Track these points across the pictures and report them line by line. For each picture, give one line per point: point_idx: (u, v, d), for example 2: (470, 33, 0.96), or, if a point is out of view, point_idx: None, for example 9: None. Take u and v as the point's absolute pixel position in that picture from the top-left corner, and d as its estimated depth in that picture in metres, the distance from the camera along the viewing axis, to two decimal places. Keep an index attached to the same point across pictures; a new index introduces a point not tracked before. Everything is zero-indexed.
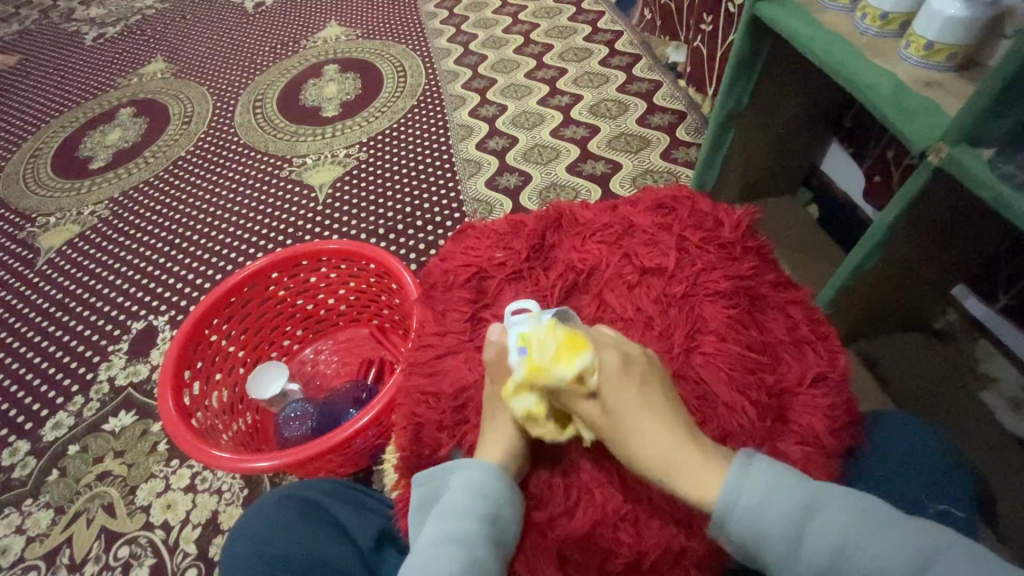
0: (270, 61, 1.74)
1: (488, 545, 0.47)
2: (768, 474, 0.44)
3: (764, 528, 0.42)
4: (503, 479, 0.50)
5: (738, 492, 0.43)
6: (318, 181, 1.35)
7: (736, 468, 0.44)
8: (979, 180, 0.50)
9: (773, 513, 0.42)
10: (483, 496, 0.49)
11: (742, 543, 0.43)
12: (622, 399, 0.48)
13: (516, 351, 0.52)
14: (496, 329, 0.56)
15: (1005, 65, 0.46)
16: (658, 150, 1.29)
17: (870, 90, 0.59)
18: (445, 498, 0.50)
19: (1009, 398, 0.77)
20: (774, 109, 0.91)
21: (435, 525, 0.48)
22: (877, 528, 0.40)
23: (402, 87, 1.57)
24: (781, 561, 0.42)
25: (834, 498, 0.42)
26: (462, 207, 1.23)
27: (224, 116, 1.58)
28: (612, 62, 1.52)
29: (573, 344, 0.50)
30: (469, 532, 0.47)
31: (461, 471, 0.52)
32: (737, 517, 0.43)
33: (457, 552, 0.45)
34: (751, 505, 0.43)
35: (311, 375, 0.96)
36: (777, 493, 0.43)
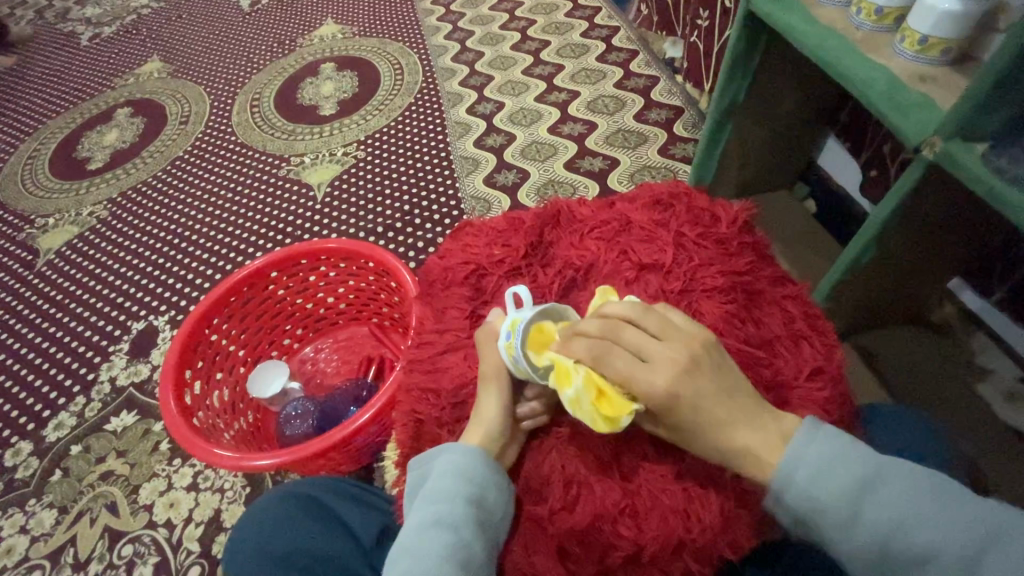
0: (266, 60, 1.74)
1: (475, 528, 0.48)
2: (833, 449, 0.45)
3: (824, 500, 0.44)
4: (484, 461, 0.51)
5: (799, 466, 0.45)
6: (316, 179, 1.35)
7: (798, 443, 0.46)
8: (972, 174, 0.50)
9: (833, 486, 0.44)
10: (467, 480, 0.50)
11: (803, 513, 0.45)
12: (678, 419, 0.46)
13: (504, 336, 0.54)
14: (495, 313, 0.58)
15: (998, 59, 0.46)
16: (656, 146, 1.29)
17: (864, 85, 0.60)
18: (438, 484, 0.51)
19: (1005, 390, 0.77)
20: (770, 105, 0.92)
21: (424, 508, 0.50)
22: (940, 507, 0.42)
23: (399, 85, 1.56)
24: (836, 528, 0.44)
25: (894, 473, 0.44)
26: (460, 204, 1.23)
27: (221, 115, 1.58)
28: (609, 58, 1.52)
29: (608, 398, 0.47)
30: (456, 516, 0.48)
31: (447, 455, 0.52)
32: (796, 488, 0.45)
33: (445, 536, 0.48)
34: (816, 478, 0.45)
35: (311, 374, 0.97)
36: (840, 467, 0.44)
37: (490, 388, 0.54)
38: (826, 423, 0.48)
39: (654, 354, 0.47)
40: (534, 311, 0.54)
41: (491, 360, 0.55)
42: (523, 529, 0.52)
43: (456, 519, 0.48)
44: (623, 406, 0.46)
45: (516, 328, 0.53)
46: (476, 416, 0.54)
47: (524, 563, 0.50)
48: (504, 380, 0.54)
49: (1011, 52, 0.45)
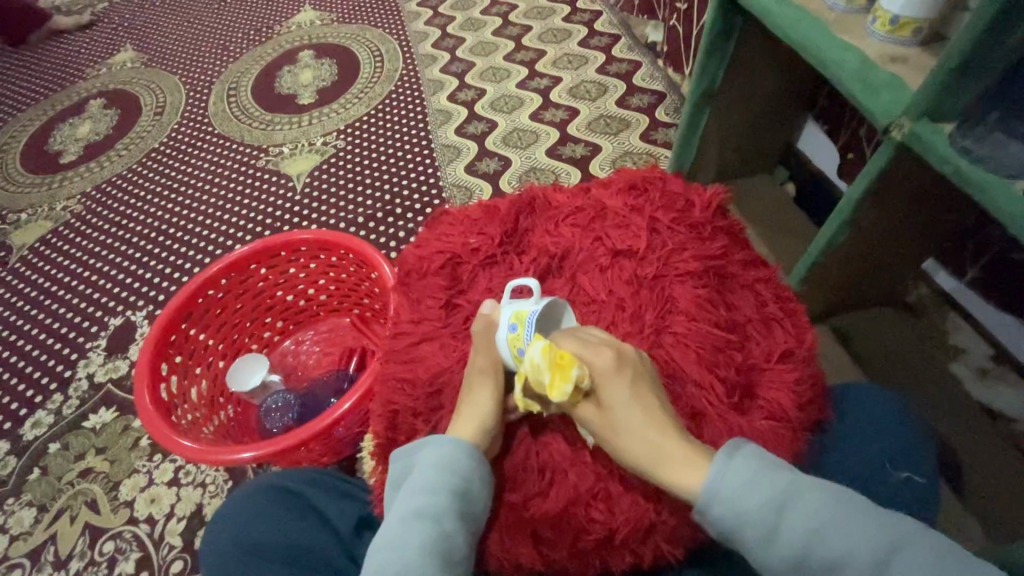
0: (242, 49, 1.70)
1: (458, 519, 0.48)
2: (752, 466, 0.45)
3: (744, 515, 0.44)
4: (471, 453, 0.51)
5: (722, 482, 0.45)
6: (295, 170, 1.33)
7: (721, 459, 0.46)
8: (939, 154, 0.50)
9: (754, 500, 0.44)
10: (452, 473, 0.50)
11: (727, 528, 0.45)
12: (614, 397, 0.49)
13: (506, 327, 0.54)
14: (488, 303, 0.58)
15: (964, 37, 0.46)
16: (638, 132, 1.28)
17: (836, 67, 0.59)
18: (422, 474, 0.51)
19: (976, 366, 0.79)
20: (748, 88, 0.91)
21: (408, 500, 0.50)
22: (856, 517, 0.42)
23: (379, 72, 1.54)
24: (758, 544, 0.43)
25: (811, 486, 0.44)
26: (441, 192, 1.22)
27: (198, 106, 1.55)
28: (591, 42, 1.51)
29: (563, 365, 0.49)
30: (439, 507, 0.48)
31: (433, 447, 0.52)
32: (720, 504, 0.44)
33: (427, 527, 0.47)
34: (736, 494, 0.44)
35: (293, 366, 0.96)
36: (760, 482, 0.44)
37: (477, 378, 0.54)
38: (745, 444, 0.47)
39: (601, 339, 0.51)
40: (536, 304, 0.55)
41: (482, 349, 0.56)
42: (501, 517, 0.52)
43: (434, 508, 0.48)
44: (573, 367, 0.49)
45: (523, 319, 0.53)
46: (467, 409, 0.53)
47: (502, 554, 0.51)
48: (498, 375, 0.55)
49: (977, 30, 0.45)
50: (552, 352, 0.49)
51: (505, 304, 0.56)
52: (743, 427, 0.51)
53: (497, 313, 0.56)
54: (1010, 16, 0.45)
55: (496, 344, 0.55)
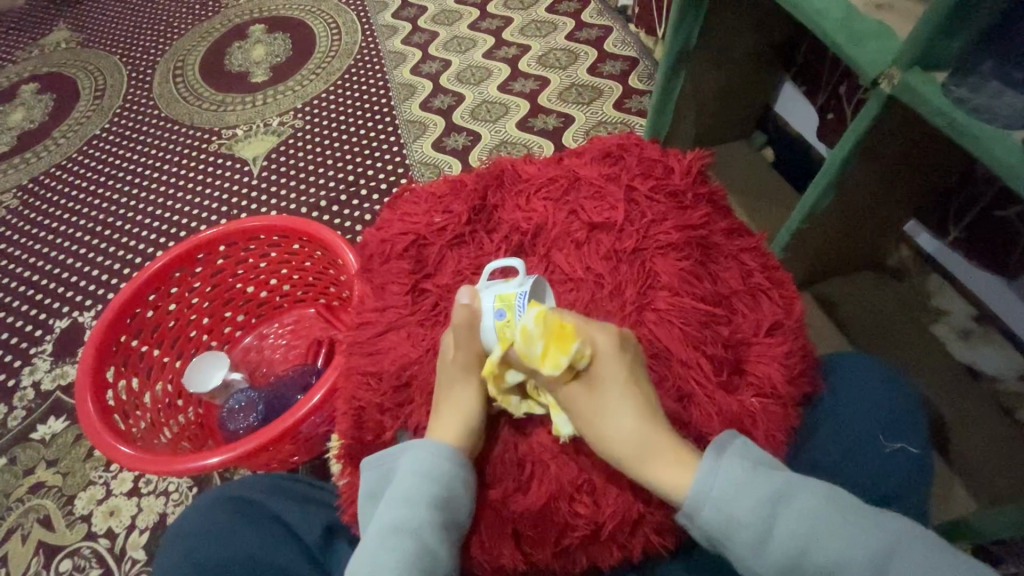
0: (188, 25, 1.60)
1: (437, 529, 0.45)
2: (740, 467, 0.43)
3: (735, 520, 0.41)
4: (455, 458, 0.47)
5: (711, 484, 0.43)
6: (251, 153, 1.25)
7: (710, 459, 0.44)
8: (932, 106, 0.46)
9: (743, 503, 0.42)
10: (434, 481, 0.46)
11: (716, 534, 0.42)
12: (611, 380, 0.46)
13: (493, 313, 0.50)
14: (465, 291, 0.52)
15: None
16: (611, 99, 1.23)
17: (817, 16, 0.54)
18: (401, 485, 0.47)
19: (959, 330, 0.78)
20: (723, 48, 0.87)
21: (385, 513, 0.46)
22: (848, 519, 0.40)
23: (336, 46, 1.46)
24: (749, 552, 0.41)
25: (802, 487, 0.42)
26: (408, 171, 1.16)
27: (141, 87, 1.45)
28: (559, 8, 1.44)
29: (563, 334, 0.46)
30: (420, 520, 0.45)
31: (412, 454, 0.49)
32: (709, 509, 0.42)
33: (406, 543, 0.43)
34: (725, 498, 0.42)
35: (256, 362, 0.89)
36: (749, 484, 0.42)
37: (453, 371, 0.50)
38: (729, 444, 0.45)
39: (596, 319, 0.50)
40: (521, 285, 0.51)
41: (456, 337, 0.51)
42: (481, 518, 0.48)
43: (412, 522, 0.45)
44: (570, 346, 0.46)
45: (511, 303, 0.50)
46: (443, 409, 0.50)
47: (483, 558, 0.48)
48: (473, 364, 0.51)
49: None
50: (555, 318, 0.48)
51: (483, 293, 0.51)
52: (732, 406, 0.48)
53: (480, 303, 0.51)
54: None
55: (482, 337, 0.51)
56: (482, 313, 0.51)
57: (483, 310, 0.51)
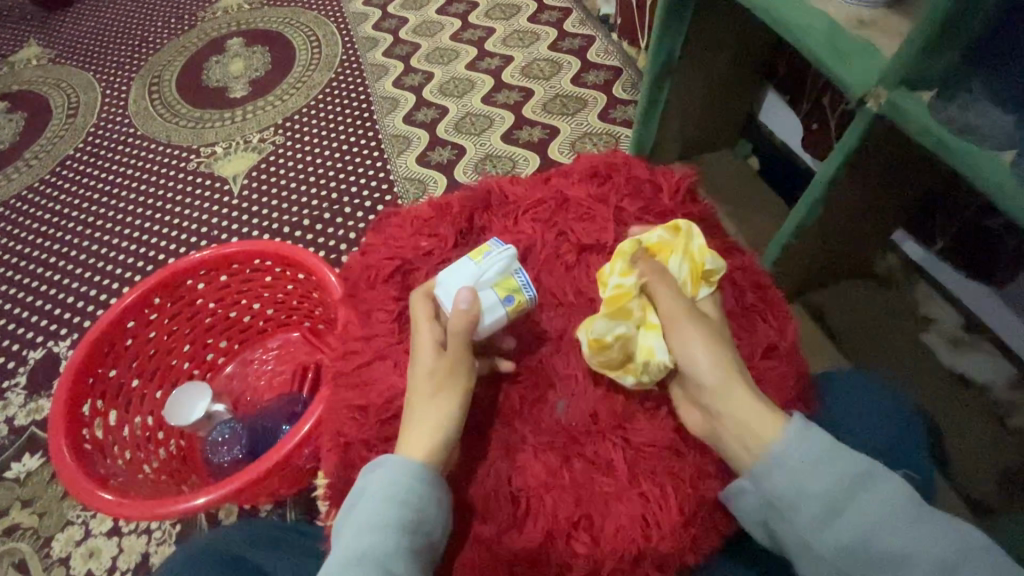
0: (163, 39, 1.57)
1: (407, 559, 0.42)
2: (823, 445, 0.43)
3: (807, 492, 0.42)
4: (427, 479, 0.45)
5: (790, 452, 0.43)
6: (231, 171, 1.22)
7: (795, 427, 0.44)
8: (921, 126, 0.46)
9: (820, 479, 0.42)
10: (404, 504, 0.44)
11: (781, 502, 0.43)
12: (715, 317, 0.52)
13: (502, 304, 0.50)
14: (463, 296, 0.48)
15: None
16: (596, 109, 1.22)
17: (801, 33, 0.54)
18: (369, 507, 0.44)
19: (948, 338, 0.77)
20: (708, 58, 0.87)
21: (348, 540, 0.43)
22: (926, 518, 0.40)
23: (316, 60, 1.44)
24: (811, 524, 0.42)
25: (883, 478, 0.42)
26: (392, 187, 1.13)
27: (116, 104, 1.41)
28: (541, 18, 1.44)
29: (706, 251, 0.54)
30: (387, 548, 0.42)
31: (381, 472, 0.46)
32: (779, 475, 0.43)
33: (370, 572, 0.40)
34: (802, 469, 0.43)
35: (240, 391, 0.86)
36: (830, 462, 0.42)
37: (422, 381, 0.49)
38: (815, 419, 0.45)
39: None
40: (508, 266, 0.51)
41: (425, 347, 0.51)
42: (470, 556, 0.46)
43: (377, 547, 0.42)
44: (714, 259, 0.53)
45: (515, 288, 0.50)
46: (416, 424, 0.48)
47: None
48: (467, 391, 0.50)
49: None
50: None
51: (480, 287, 0.50)
52: None
53: (479, 301, 0.49)
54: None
55: (481, 331, 0.50)
56: (484, 309, 0.49)
57: (485, 304, 0.49)
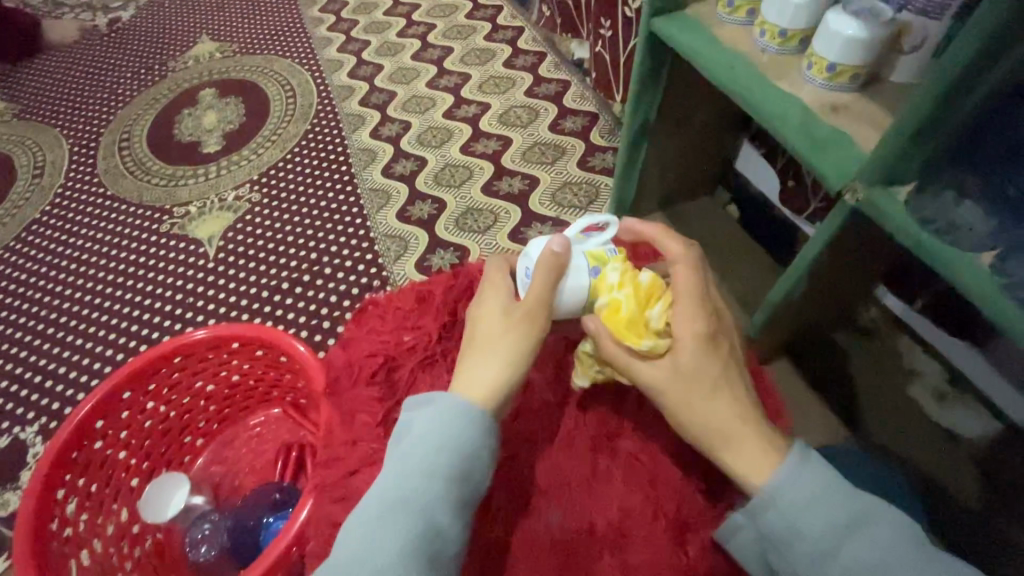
0: (133, 91, 1.54)
1: (450, 510, 0.46)
2: (819, 484, 0.46)
3: (803, 528, 0.45)
4: (480, 426, 0.49)
5: (786, 490, 0.46)
6: (206, 232, 1.19)
7: (789, 465, 0.47)
8: (897, 224, 0.46)
9: (816, 517, 0.45)
10: (456, 456, 0.47)
11: (777, 535, 0.46)
12: (696, 364, 0.51)
13: (588, 270, 0.54)
14: (560, 240, 0.54)
15: (918, 105, 0.43)
16: (575, 157, 1.22)
17: (776, 120, 0.55)
18: (414, 449, 0.47)
19: (933, 391, 0.78)
20: (684, 116, 0.88)
21: (394, 477, 0.46)
22: (923, 561, 0.42)
23: (291, 110, 1.42)
24: (805, 558, 0.45)
25: (879, 518, 0.45)
26: (373, 246, 1.12)
27: (85, 162, 1.38)
28: (516, 62, 1.45)
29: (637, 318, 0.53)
30: (434, 494, 0.45)
31: (434, 408, 0.49)
32: (775, 510, 0.46)
33: (413, 515, 0.44)
34: (799, 506, 0.45)
35: (219, 478, 0.83)
36: (827, 502, 0.45)
37: (495, 323, 0.52)
38: (812, 457, 0.48)
39: (698, 292, 0.53)
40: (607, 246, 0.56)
41: (502, 295, 0.55)
42: None
43: (422, 491, 0.45)
44: (638, 324, 0.53)
45: (602, 262, 0.55)
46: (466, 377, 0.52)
47: None
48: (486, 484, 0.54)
49: (928, 98, 0.42)
50: (629, 305, 0.53)
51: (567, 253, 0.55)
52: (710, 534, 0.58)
53: (569, 255, 0.54)
54: (966, 80, 0.41)
55: (562, 289, 0.54)
56: (571, 266, 0.54)
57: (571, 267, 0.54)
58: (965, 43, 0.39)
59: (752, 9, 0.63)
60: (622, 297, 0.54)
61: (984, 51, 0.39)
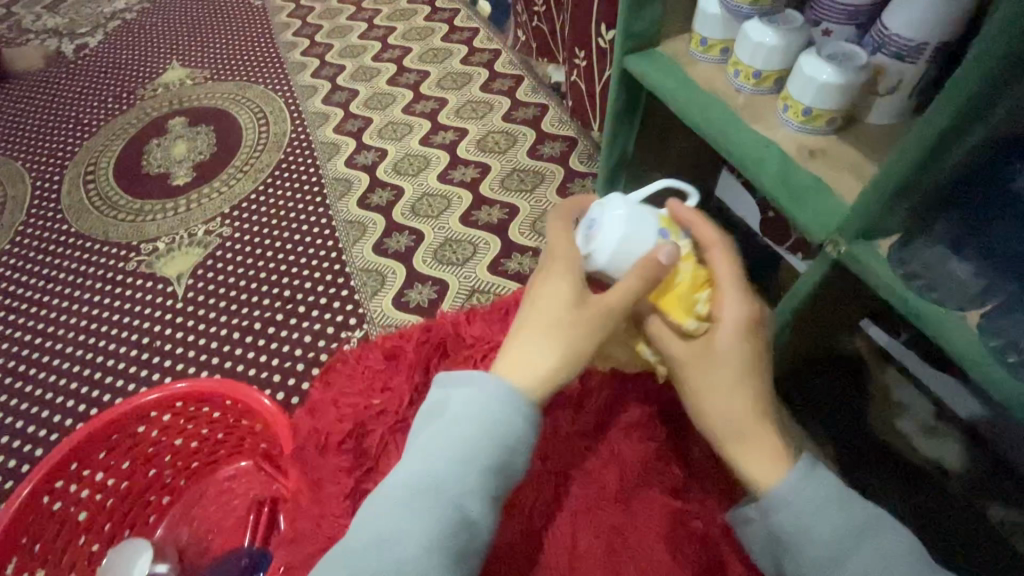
0: (100, 120, 1.50)
1: (482, 500, 0.45)
2: (826, 495, 0.46)
3: (809, 534, 0.45)
4: (527, 416, 0.48)
5: (794, 495, 0.47)
6: (175, 270, 1.15)
7: (797, 474, 0.48)
8: (883, 281, 0.44)
9: (823, 526, 0.45)
10: (491, 440, 0.45)
11: (783, 539, 0.47)
12: (727, 359, 0.51)
13: (659, 230, 0.52)
14: (669, 252, 0.49)
15: (896, 166, 0.42)
16: (554, 184, 1.21)
17: (754, 165, 0.53)
18: (448, 431, 0.46)
19: (921, 425, 0.76)
20: (662, 148, 0.86)
21: (422, 463, 0.45)
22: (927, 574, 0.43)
23: (264, 139, 1.39)
24: (811, 563, 0.45)
25: (884, 532, 0.45)
26: (349, 281, 1.08)
27: (48, 196, 1.33)
28: (493, 86, 1.43)
29: (677, 300, 0.52)
30: (472, 485, 0.44)
31: (468, 391, 0.48)
32: (782, 513, 0.47)
33: (444, 506, 0.43)
34: (805, 513, 0.46)
35: (186, 540, 0.78)
36: (833, 511, 0.45)
37: (563, 310, 0.49)
38: (821, 469, 0.48)
39: (741, 287, 0.52)
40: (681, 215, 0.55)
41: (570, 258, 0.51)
42: None
43: (458, 480, 0.44)
44: (682, 304, 0.52)
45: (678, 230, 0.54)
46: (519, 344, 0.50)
47: None
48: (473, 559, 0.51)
49: (907, 161, 0.41)
50: (685, 281, 0.52)
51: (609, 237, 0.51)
52: None
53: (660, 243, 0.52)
54: (945, 146, 0.40)
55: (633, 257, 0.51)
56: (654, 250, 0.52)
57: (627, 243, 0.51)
58: (943, 108, 0.38)
59: (726, 48, 0.61)
60: (683, 273, 0.52)
61: (961, 115, 0.38)
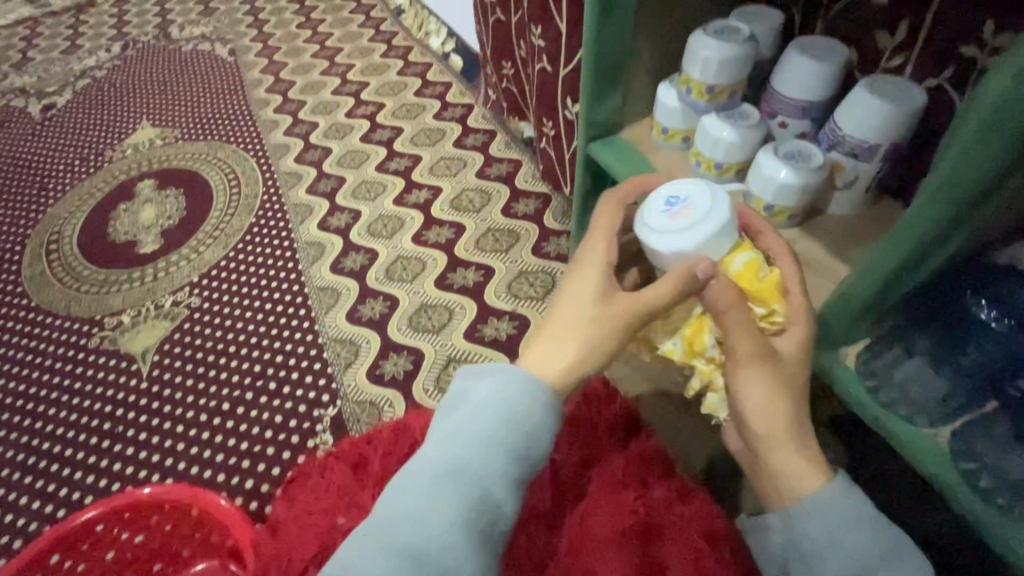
0: (65, 184, 1.46)
1: (506, 485, 0.43)
2: (860, 511, 0.46)
3: (838, 547, 0.46)
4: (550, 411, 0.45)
5: (829, 506, 0.47)
6: (140, 346, 1.11)
7: (835, 486, 0.47)
8: (852, 396, 0.48)
9: (855, 540, 0.45)
10: (516, 424, 0.43)
11: (812, 551, 0.47)
12: (789, 359, 0.49)
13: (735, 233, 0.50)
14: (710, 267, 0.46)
15: (848, 299, 0.45)
16: (529, 244, 1.20)
17: None
18: (476, 416, 0.44)
19: None
20: None
21: (449, 447, 0.43)
22: None
23: (235, 201, 1.37)
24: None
25: (908, 552, 0.46)
26: (322, 353, 1.06)
27: (9, 269, 1.29)
28: (466, 141, 1.44)
29: (765, 289, 0.49)
30: (495, 469, 0.43)
31: (501, 375, 0.46)
32: (817, 521, 0.47)
33: (469, 490, 0.42)
34: (837, 526, 0.46)
35: None
36: (865, 528, 0.46)
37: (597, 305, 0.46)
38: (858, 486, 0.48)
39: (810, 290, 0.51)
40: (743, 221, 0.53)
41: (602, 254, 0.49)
42: None
43: (483, 465, 0.42)
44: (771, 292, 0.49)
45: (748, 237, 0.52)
46: (559, 332, 0.47)
47: None
48: None
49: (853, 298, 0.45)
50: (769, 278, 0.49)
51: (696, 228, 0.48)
52: None
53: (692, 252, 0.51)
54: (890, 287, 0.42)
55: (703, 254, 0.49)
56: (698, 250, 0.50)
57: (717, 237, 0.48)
58: (885, 258, 0.41)
59: (687, 136, 0.62)
60: (768, 271, 0.49)
61: (905, 264, 0.40)
